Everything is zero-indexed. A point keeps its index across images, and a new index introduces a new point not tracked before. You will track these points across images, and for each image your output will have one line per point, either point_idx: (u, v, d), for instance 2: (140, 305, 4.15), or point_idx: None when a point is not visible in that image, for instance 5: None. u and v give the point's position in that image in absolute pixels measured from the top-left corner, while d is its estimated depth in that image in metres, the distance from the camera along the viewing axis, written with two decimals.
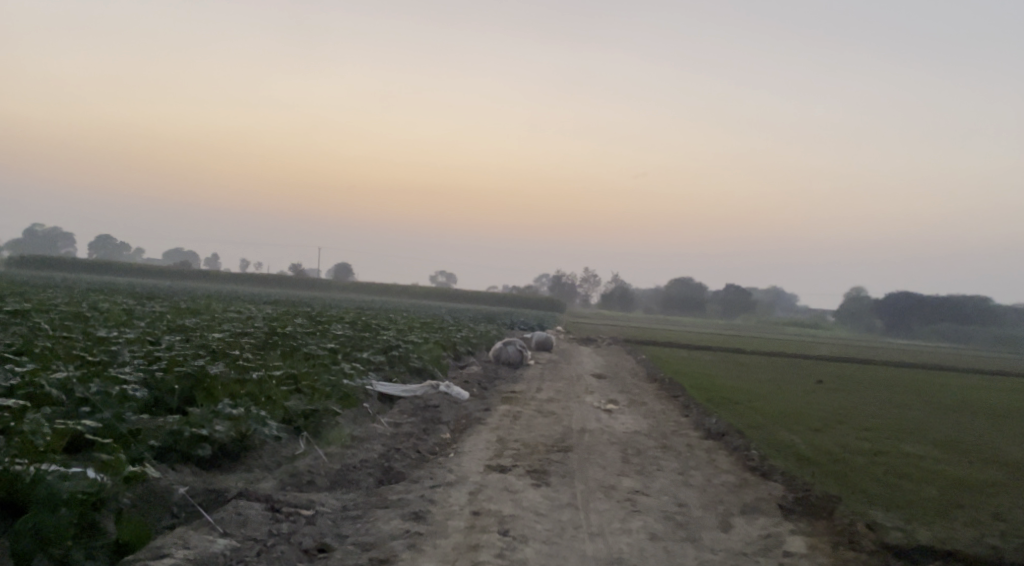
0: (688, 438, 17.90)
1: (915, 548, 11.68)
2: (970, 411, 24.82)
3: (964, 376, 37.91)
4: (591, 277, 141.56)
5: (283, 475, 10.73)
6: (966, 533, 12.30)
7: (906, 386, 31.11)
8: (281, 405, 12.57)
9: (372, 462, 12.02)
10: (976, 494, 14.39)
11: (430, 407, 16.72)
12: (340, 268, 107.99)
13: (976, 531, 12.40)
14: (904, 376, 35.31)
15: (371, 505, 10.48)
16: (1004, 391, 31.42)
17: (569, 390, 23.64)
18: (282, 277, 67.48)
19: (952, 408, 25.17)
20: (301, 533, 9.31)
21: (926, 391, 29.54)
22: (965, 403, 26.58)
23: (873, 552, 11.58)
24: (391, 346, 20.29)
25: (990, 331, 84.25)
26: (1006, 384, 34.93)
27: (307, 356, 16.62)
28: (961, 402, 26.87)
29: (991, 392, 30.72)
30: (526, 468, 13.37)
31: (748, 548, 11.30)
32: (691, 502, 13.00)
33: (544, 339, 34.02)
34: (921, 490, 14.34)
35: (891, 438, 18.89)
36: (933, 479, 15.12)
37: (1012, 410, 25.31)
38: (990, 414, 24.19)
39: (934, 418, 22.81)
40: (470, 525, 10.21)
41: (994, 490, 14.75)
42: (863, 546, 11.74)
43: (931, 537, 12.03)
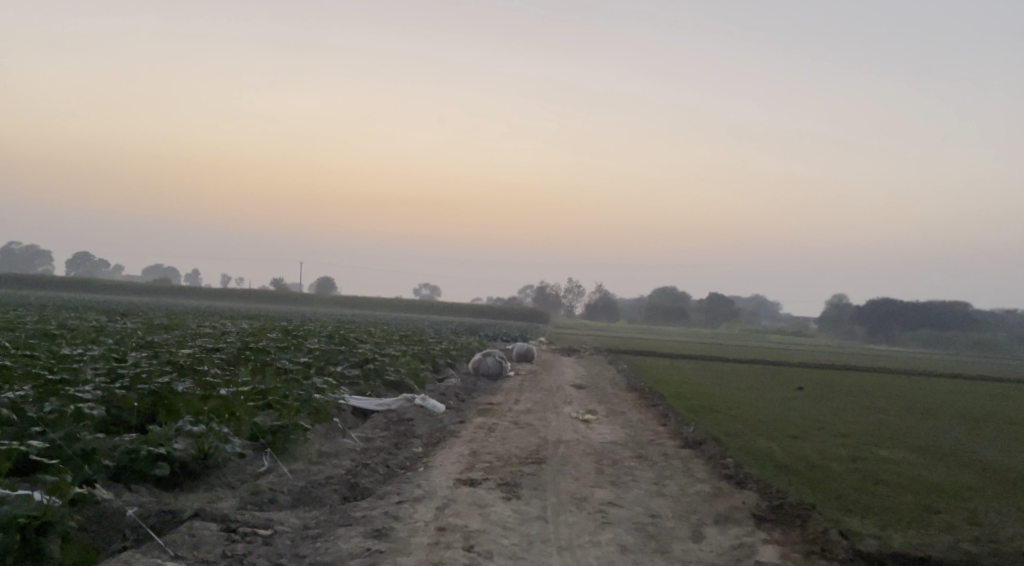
0: (665, 447, 17.77)
1: (890, 556, 11.54)
2: (948, 415, 24.85)
3: (942, 381, 38.15)
4: (576, 287, 141.98)
5: (244, 494, 10.55)
6: (940, 539, 12.20)
7: (883, 391, 31.17)
8: (246, 422, 12.24)
9: (338, 477, 11.81)
10: (951, 499, 14.31)
11: (404, 421, 16.49)
12: (323, 282, 107.56)
13: (951, 537, 12.33)
14: (883, 382, 35.41)
15: (332, 523, 10.30)
16: (981, 395, 31.54)
17: (547, 400, 23.52)
18: (262, 292, 67.07)
19: (929, 413, 25.20)
20: (256, 555, 9.11)
21: (905, 397, 29.57)
22: (942, 408, 26.62)
23: (847, 561, 11.44)
24: (367, 359, 20.03)
25: (969, 336, 84.80)
26: (984, 388, 35.11)
27: (278, 371, 16.34)
28: (938, 407, 26.91)
29: (970, 396, 30.81)
30: (497, 481, 13.20)
31: (718, 559, 11.17)
32: (663, 512, 12.87)
33: (524, 350, 33.85)
34: (896, 496, 14.24)
35: (868, 443, 18.82)
36: (908, 485, 15.05)
37: (989, 415, 25.39)
38: (966, 419, 24.20)
39: (913, 423, 22.80)
40: (435, 542, 10.06)
41: (970, 495, 14.67)
42: (835, 554, 11.62)
43: (906, 543, 11.93)
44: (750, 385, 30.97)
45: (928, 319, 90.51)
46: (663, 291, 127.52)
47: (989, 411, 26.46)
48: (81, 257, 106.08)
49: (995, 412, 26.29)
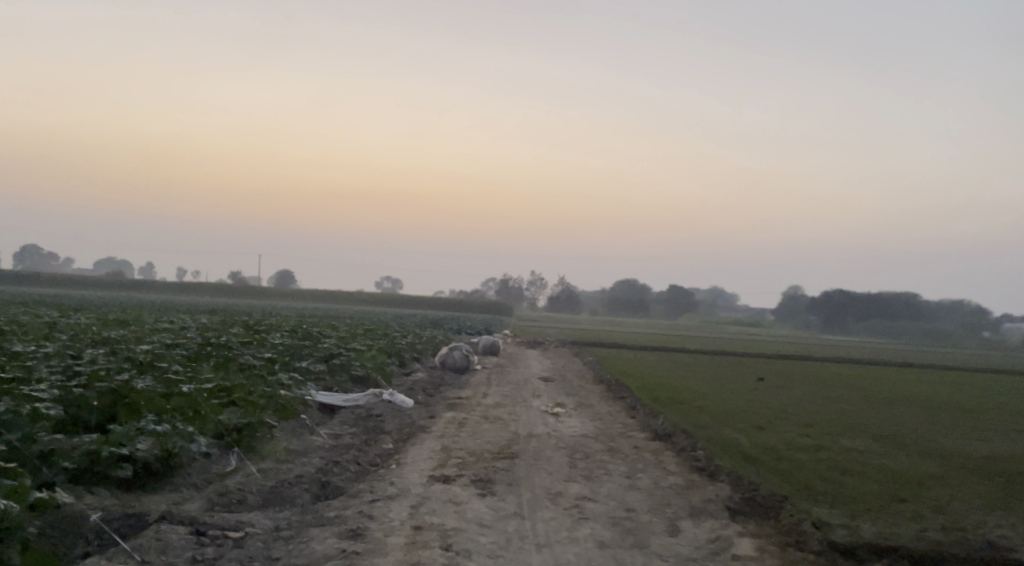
0: (635, 440, 17.60)
1: (863, 546, 11.37)
2: (907, 405, 24.98)
3: (896, 370, 38.49)
4: (536, 279, 141.87)
5: (211, 494, 10.16)
6: (910, 528, 12.08)
7: (843, 381, 31.30)
8: (211, 420, 11.74)
9: (308, 476, 11.40)
10: (916, 488, 14.23)
11: (373, 416, 16.08)
12: (281, 274, 106.44)
13: (918, 526, 12.18)
14: (841, 372, 35.60)
15: (305, 523, 9.95)
16: (937, 384, 31.82)
17: (515, 394, 23.24)
18: (220, 285, 66.03)
19: (889, 403, 25.28)
20: (227, 559, 8.76)
21: (864, 386, 29.74)
22: (900, 397, 26.77)
23: (821, 552, 11.29)
24: (332, 354, 19.53)
25: (920, 326, 85.89)
26: (937, 377, 35.49)
27: (242, 368, 15.81)
28: (896, 396, 27.08)
29: (924, 385, 31.10)
30: (471, 478, 12.93)
31: (696, 553, 10.98)
32: (639, 506, 12.66)
33: (490, 343, 33.56)
34: (865, 485, 14.18)
35: (833, 433, 18.79)
36: (877, 474, 14.97)
37: (944, 403, 25.59)
38: (926, 408, 24.34)
39: (873, 412, 22.89)
40: (411, 542, 9.77)
41: (935, 484, 14.63)
42: (810, 546, 11.44)
43: (877, 533, 11.76)
44: (712, 376, 30.97)
45: (882, 311, 91.49)
46: (623, 284, 127.94)
47: (945, 400, 26.68)
48: (30, 251, 104.80)
49: (950, 400, 26.51)
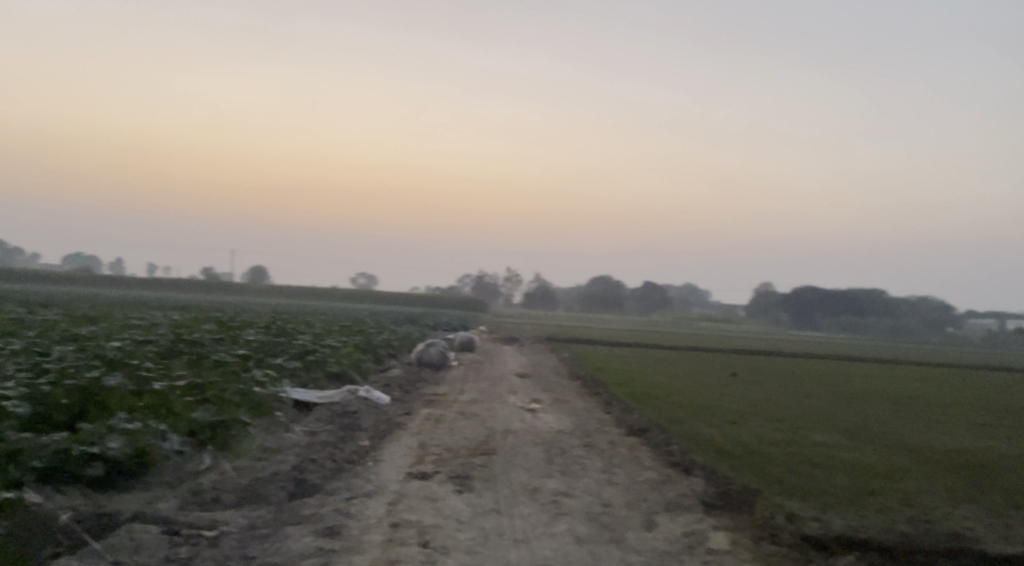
0: (611, 435, 17.56)
1: (834, 539, 11.18)
2: (877, 399, 25.11)
3: (865, 366, 38.75)
4: (511, 275, 141.85)
5: (185, 493, 10.01)
6: (877, 520, 11.85)
7: (815, 376, 31.40)
8: (184, 417, 11.57)
9: (284, 474, 11.25)
10: (885, 481, 14.07)
11: (348, 413, 15.92)
12: (253, 269, 105.75)
13: (886, 518, 11.96)
14: (813, 367, 35.72)
15: (280, 522, 9.82)
16: (905, 379, 31.96)
17: (491, 390, 23.15)
18: (192, 281, 65.48)
19: (859, 397, 25.36)
20: (201, 558, 8.62)
21: (834, 381, 29.89)
22: (870, 392, 26.85)
23: (794, 546, 11.12)
24: (307, 350, 19.33)
25: (888, 322, 86.60)
26: (906, 372, 35.75)
27: (215, 364, 15.60)
28: (867, 391, 27.18)
29: (893, 380, 31.29)
30: (449, 474, 12.84)
31: (672, 547, 10.90)
32: (615, 501, 12.61)
33: (466, 340, 33.48)
34: (835, 478, 14.07)
35: (805, 428, 18.80)
36: (846, 467, 14.93)
37: (913, 398, 25.74)
38: (896, 403, 24.41)
39: (844, 407, 22.98)
40: (389, 539, 9.66)
41: (904, 476, 14.48)
42: (782, 539, 11.29)
43: (846, 526, 11.55)
44: (686, 372, 31.03)
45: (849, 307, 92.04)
46: (598, 281, 128.27)
47: (913, 394, 26.83)
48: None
49: (918, 395, 26.69)
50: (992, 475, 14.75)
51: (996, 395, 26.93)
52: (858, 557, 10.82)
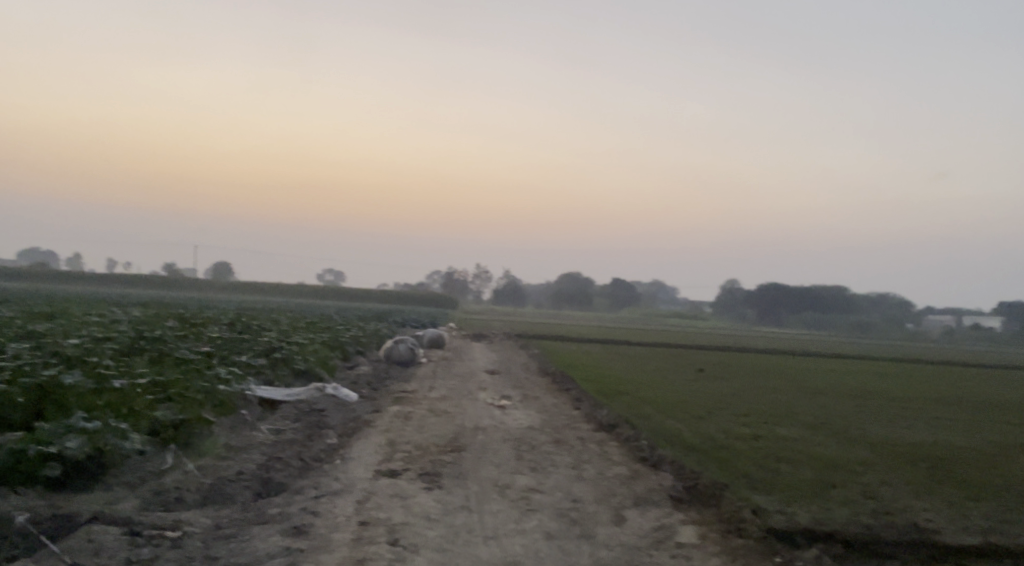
0: (581, 431, 17.49)
1: (800, 532, 11.10)
2: (842, 394, 25.25)
3: (829, 361, 39.02)
4: (480, 272, 141.58)
5: (147, 493, 9.80)
6: (842, 512, 11.84)
7: (781, 372, 31.52)
8: (145, 416, 11.34)
9: (250, 473, 11.05)
10: (847, 474, 14.02)
11: (316, 410, 15.70)
12: (218, 265, 104.63)
13: (851, 510, 11.95)
14: (779, 363, 35.88)
15: (245, 521, 9.63)
16: (869, 374, 32.15)
17: (460, 387, 23.01)
18: (155, 278, 64.69)
19: (824, 392, 25.46)
20: (164, 559, 8.42)
21: (799, 377, 30.04)
22: (834, 387, 26.97)
23: (761, 539, 11.03)
24: (274, 348, 19.07)
25: (852, 318, 87.35)
26: (868, 367, 36.03)
27: (178, 362, 15.33)
28: (832, 386, 27.31)
29: (857, 375, 31.51)
30: (418, 471, 12.69)
31: (641, 542, 10.83)
32: (585, 497, 12.52)
33: (435, 336, 33.29)
34: (800, 472, 14.02)
35: (771, 423, 18.81)
36: (810, 461, 14.90)
37: (877, 393, 25.90)
38: (861, 397, 24.53)
39: (810, 402, 23.07)
40: (357, 537, 9.51)
41: (866, 469, 14.45)
42: (749, 532, 11.24)
43: (812, 518, 11.52)
44: (654, 368, 31.05)
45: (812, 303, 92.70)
46: (566, 278, 128.38)
47: (877, 389, 27.02)
48: None
49: (882, 389, 26.87)
50: (955, 467, 14.83)
51: (958, 389, 27.16)
52: (824, 550, 10.75)
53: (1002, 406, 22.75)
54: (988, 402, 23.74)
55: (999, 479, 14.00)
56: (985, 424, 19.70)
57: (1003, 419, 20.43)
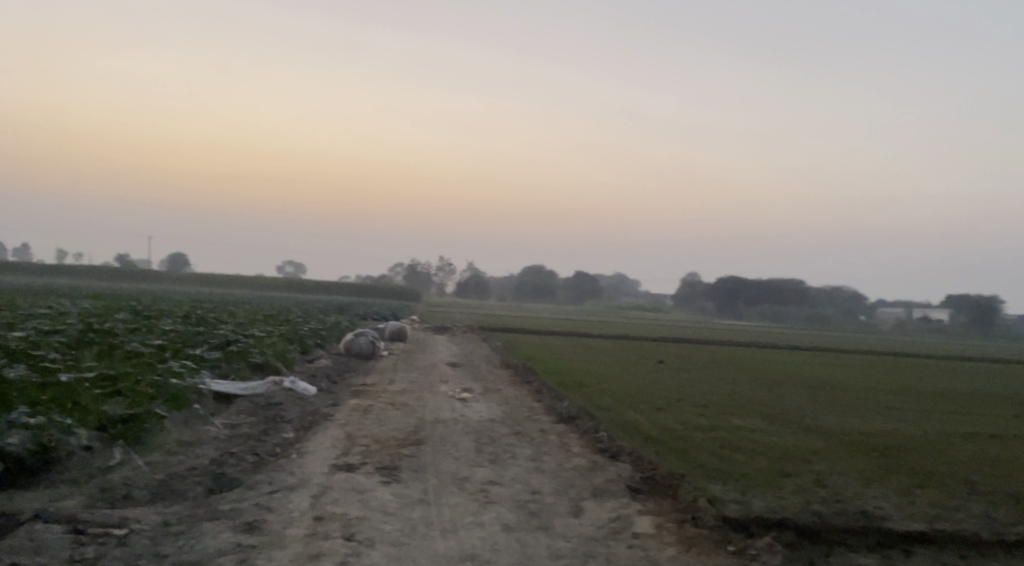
0: (541, 423, 17.40)
1: (754, 520, 11.05)
2: (799, 385, 25.39)
3: (785, 353, 39.29)
4: (444, 264, 141.23)
5: (94, 490, 9.56)
6: (794, 500, 11.83)
7: (738, 363, 31.69)
8: (93, 411, 11.08)
9: (201, 468, 10.81)
10: (799, 463, 14.04)
11: (272, 404, 15.45)
12: (175, 257, 103.29)
13: (803, 498, 11.96)
14: (735, 354, 36.07)
15: (196, 518, 9.41)
16: (821, 365, 32.44)
17: (421, 380, 22.85)
18: (111, 270, 63.80)
19: (778, 383, 25.62)
20: (109, 558, 8.21)
21: (757, 368, 30.20)
22: (790, 378, 27.13)
23: (715, 527, 10.98)
24: (229, 341, 18.76)
25: (809, 311, 88.18)
26: (824, 359, 36.32)
27: (129, 354, 15.01)
28: (788, 377, 27.48)
29: (813, 367, 31.73)
30: (376, 465, 12.52)
31: (598, 532, 10.74)
32: (543, 489, 12.42)
33: (398, 329, 33.05)
34: (754, 461, 14.01)
35: (728, 413, 18.83)
36: (764, 450, 14.91)
37: (834, 383, 26.07)
38: (815, 388, 24.70)
39: (766, 393, 23.15)
40: (312, 533, 9.33)
41: (816, 458, 14.48)
42: (704, 521, 11.18)
43: (766, 507, 11.50)
44: (615, 360, 31.06)
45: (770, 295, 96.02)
46: (529, 271, 128.45)
47: (833, 379, 27.20)
48: None
49: (838, 380, 27.07)
50: (906, 455, 14.91)
51: (908, 379, 27.45)
52: (776, 537, 10.72)
53: (953, 396, 22.99)
54: (938, 391, 24.01)
55: (947, 466, 14.10)
56: (935, 413, 19.89)
57: (953, 408, 20.65)
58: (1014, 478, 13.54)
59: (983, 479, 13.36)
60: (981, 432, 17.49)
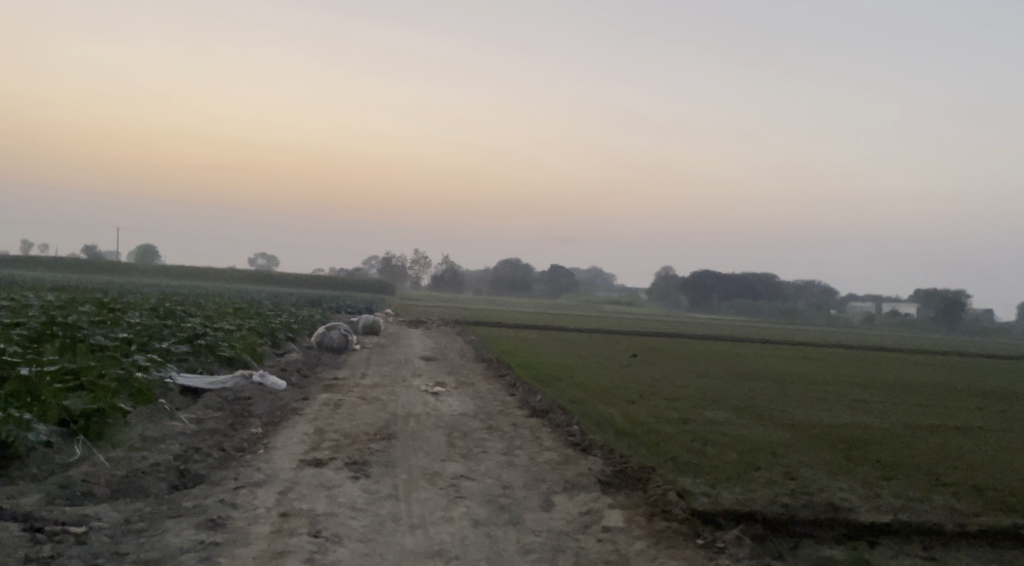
0: (513, 417, 17.31)
1: (723, 514, 11.02)
2: (770, 378, 25.43)
3: (757, 346, 39.43)
4: (419, 257, 140.90)
5: (53, 486, 9.38)
6: (764, 493, 11.81)
7: (710, 356, 31.74)
8: (54, 406, 10.88)
9: (165, 464, 10.64)
10: (769, 456, 14.03)
11: (241, 398, 15.26)
12: (145, 249, 102.32)
13: (773, 491, 11.94)
14: (707, 348, 36.14)
15: (159, 515, 9.25)
16: (792, 358, 32.56)
17: (394, 373, 22.70)
18: (80, 263, 63.16)
19: (750, 376, 25.68)
20: (67, 556, 8.05)
21: (729, 361, 30.26)
22: (762, 371, 27.18)
23: (684, 521, 10.93)
24: (198, 334, 18.52)
25: (780, 306, 88.66)
26: (795, 352, 36.48)
27: (93, 348, 14.77)
28: (760, 370, 27.55)
29: (785, 360, 31.82)
30: (345, 460, 12.38)
31: (568, 527, 10.67)
32: (514, 483, 12.33)
33: (371, 323, 32.86)
34: (725, 454, 13.98)
35: (700, 407, 18.82)
36: (735, 443, 14.88)
37: (805, 376, 26.12)
38: (786, 381, 24.77)
39: (738, 386, 23.18)
40: (277, 529, 9.20)
41: (786, 451, 14.48)
42: (674, 515, 11.13)
43: (736, 500, 11.47)
44: (588, 353, 31.02)
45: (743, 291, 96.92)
46: (504, 264, 128.38)
47: (804, 373, 27.28)
48: None
49: (809, 374, 27.13)
50: (876, 448, 14.94)
51: (877, 372, 27.60)
52: (745, 530, 10.68)
53: (922, 389, 23.10)
54: (907, 384, 24.11)
55: (915, 458, 14.14)
56: (903, 405, 19.99)
57: (921, 401, 20.74)
58: (980, 469, 13.60)
59: (950, 471, 13.39)
60: (949, 424, 17.57)
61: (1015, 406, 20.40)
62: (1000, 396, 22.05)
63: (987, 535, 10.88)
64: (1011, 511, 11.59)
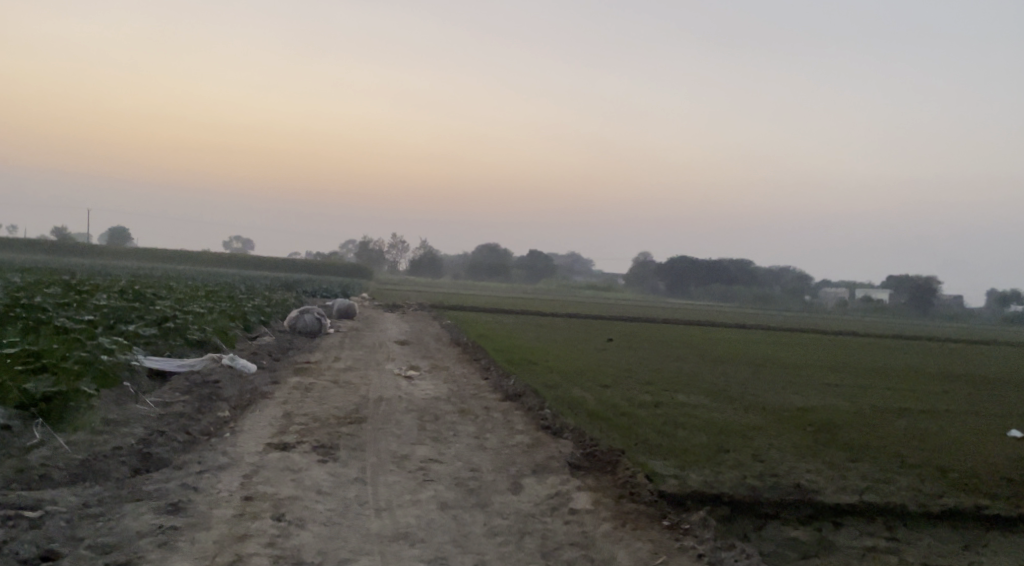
0: (486, 401, 17.26)
1: (691, 496, 11.02)
2: (744, 362, 25.49)
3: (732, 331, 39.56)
4: (397, 242, 140.45)
5: (9, 471, 9.28)
6: (732, 475, 11.83)
7: (686, 341, 31.80)
8: (13, 389, 10.75)
9: (128, 447, 10.54)
10: (739, 439, 14.06)
11: (209, 381, 15.15)
12: (117, 232, 101.38)
13: (741, 473, 11.96)
14: (682, 332, 36.19)
15: (118, 499, 9.17)
16: (766, 343, 32.67)
17: (368, 357, 22.60)
18: (52, 246, 62.55)
19: (724, 360, 25.74)
20: (20, 541, 7.98)
21: (704, 346, 30.30)
22: (736, 356, 27.23)
23: (652, 503, 10.93)
24: (167, 317, 18.35)
25: (756, 292, 89.00)
26: (769, 336, 36.61)
27: (57, 330, 14.60)
28: (734, 355, 27.61)
29: (758, 344, 31.94)
30: (313, 444, 12.30)
31: (536, 509, 10.64)
32: (483, 466, 12.30)
33: (347, 306, 32.72)
34: (695, 437, 13.99)
35: (673, 390, 18.82)
36: (705, 426, 14.90)
37: (778, 361, 26.21)
38: (759, 365, 24.87)
39: (712, 370, 23.23)
40: (239, 513, 9.14)
41: (756, 434, 14.51)
42: (642, 497, 11.13)
43: (703, 482, 11.48)
44: (564, 337, 31.01)
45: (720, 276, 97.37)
46: (482, 249, 128.20)
47: (777, 357, 27.35)
48: None
49: (783, 358, 27.21)
50: (846, 431, 14.98)
51: (849, 357, 27.73)
52: (711, 512, 10.70)
53: (892, 373, 23.23)
54: (879, 368, 24.23)
55: (884, 441, 14.18)
56: (873, 389, 20.09)
57: (892, 385, 20.83)
58: (946, 452, 13.69)
59: (917, 453, 13.45)
60: (918, 408, 17.65)
61: (983, 390, 20.55)
62: (970, 380, 22.18)
63: (950, 516, 10.94)
64: (976, 493, 11.65)
